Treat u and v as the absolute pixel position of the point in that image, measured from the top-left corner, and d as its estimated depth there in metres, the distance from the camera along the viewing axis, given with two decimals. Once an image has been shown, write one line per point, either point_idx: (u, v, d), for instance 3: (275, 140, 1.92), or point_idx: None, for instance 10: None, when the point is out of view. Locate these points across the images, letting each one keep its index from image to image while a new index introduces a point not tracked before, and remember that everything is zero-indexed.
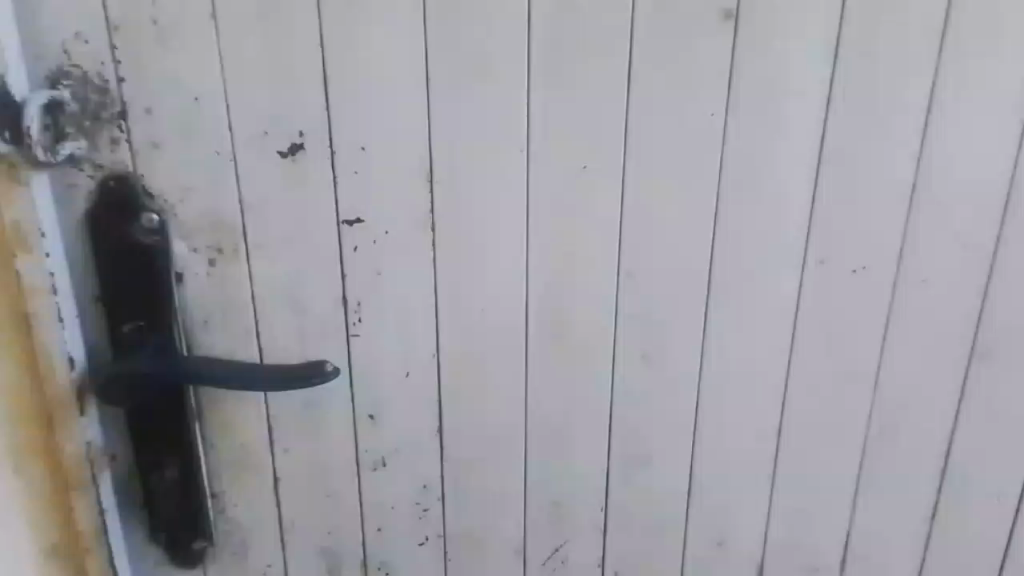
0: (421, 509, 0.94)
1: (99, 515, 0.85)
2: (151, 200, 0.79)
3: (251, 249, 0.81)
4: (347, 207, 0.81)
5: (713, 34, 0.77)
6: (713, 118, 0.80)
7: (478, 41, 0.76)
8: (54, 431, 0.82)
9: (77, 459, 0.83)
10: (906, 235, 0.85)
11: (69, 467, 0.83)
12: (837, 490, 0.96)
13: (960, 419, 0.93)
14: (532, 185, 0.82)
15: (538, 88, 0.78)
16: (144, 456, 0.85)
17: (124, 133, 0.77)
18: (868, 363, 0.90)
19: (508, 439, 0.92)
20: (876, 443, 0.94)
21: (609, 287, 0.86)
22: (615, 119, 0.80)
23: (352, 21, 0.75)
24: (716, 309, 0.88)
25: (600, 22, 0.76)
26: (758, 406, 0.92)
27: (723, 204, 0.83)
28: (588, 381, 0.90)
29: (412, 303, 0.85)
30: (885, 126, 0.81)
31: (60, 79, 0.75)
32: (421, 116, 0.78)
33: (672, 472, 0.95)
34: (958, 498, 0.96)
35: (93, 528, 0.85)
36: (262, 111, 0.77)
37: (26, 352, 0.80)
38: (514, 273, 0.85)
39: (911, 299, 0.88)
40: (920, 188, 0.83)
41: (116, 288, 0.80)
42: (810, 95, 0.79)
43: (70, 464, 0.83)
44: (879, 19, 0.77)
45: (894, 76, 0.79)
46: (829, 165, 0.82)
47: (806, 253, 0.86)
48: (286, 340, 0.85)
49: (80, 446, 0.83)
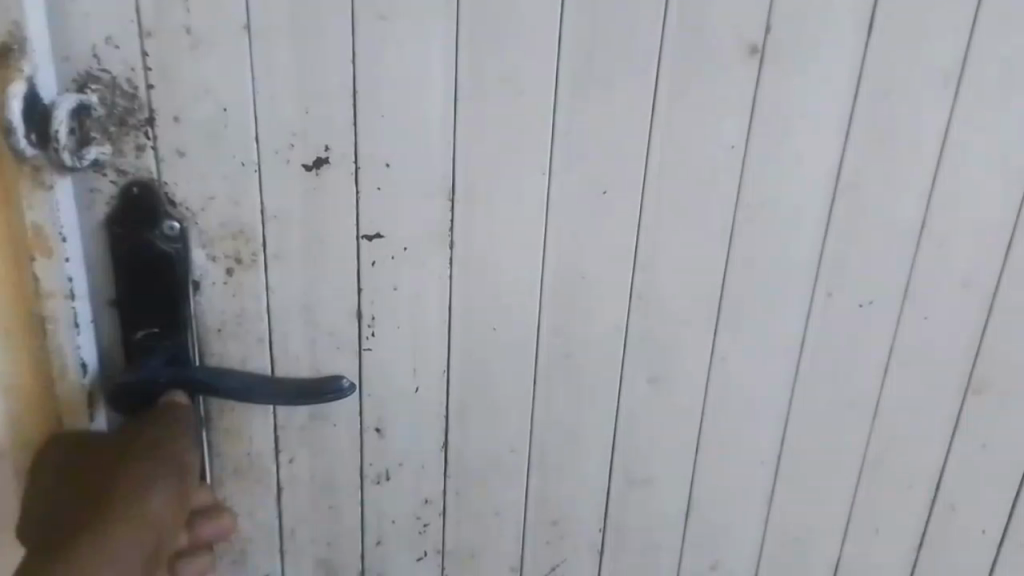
0: (422, 524, 0.94)
1: None
2: (173, 208, 0.78)
3: (270, 259, 0.81)
4: (368, 222, 0.80)
5: (739, 65, 0.77)
6: (733, 150, 0.80)
7: (505, 61, 0.76)
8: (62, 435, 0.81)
9: None
10: (911, 273, 0.85)
11: None
12: (832, 516, 0.97)
13: (951, 451, 0.93)
14: (552, 206, 0.81)
15: (562, 109, 0.78)
16: None
17: (150, 140, 0.76)
18: (868, 395, 0.91)
19: (512, 456, 0.91)
20: (871, 472, 0.94)
21: (621, 310, 0.86)
22: (637, 146, 0.79)
23: (382, 37, 0.74)
24: (724, 337, 0.88)
25: (628, 47, 0.76)
26: (759, 431, 0.92)
27: (738, 233, 0.83)
28: (594, 402, 0.90)
29: (424, 318, 0.85)
30: (899, 164, 0.81)
31: (88, 83, 0.73)
32: (444, 134, 0.78)
33: (671, 496, 0.95)
34: (945, 528, 0.97)
35: None
36: (289, 123, 0.76)
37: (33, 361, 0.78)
38: (528, 292, 0.84)
39: (913, 336, 0.88)
40: (929, 227, 0.83)
41: (133, 294, 0.79)
42: (828, 128, 0.79)
43: None
44: (899, 60, 0.77)
45: (912, 117, 0.79)
46: (841, 200, 0.82)
47: (815, 284, 0.86)
48: (298, 352, 0.85)
49: None
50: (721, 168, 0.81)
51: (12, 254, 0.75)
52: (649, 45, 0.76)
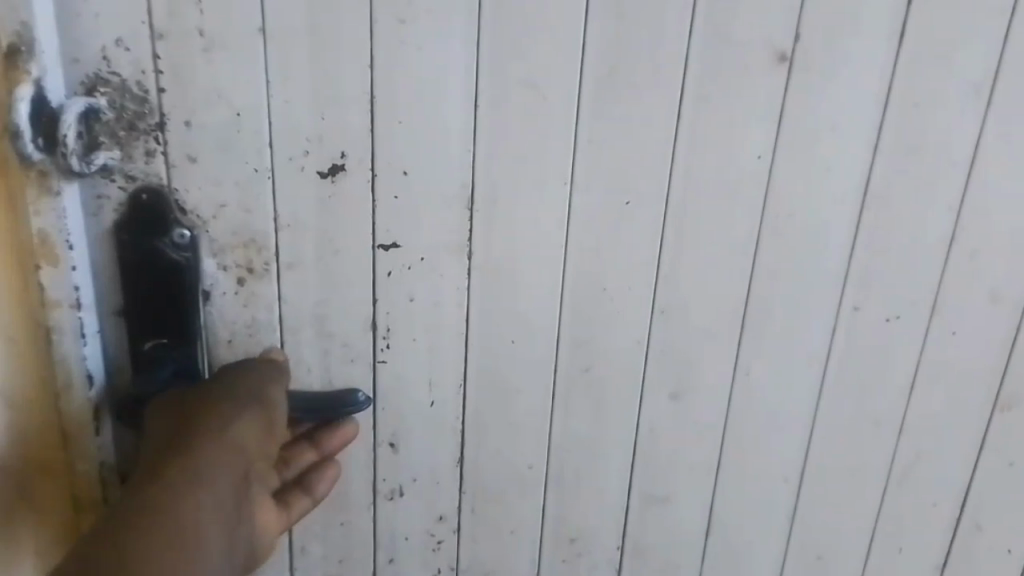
0: (436, 541, 0.92)
1: None
2: (183, 215, 0.76)
3: (284, 269, 0.79)
4: (384, 232, 0.78)
5: (767, 73, 0.74)
6: (760, 160, 0.77)
7: (527, 66, 0.73)
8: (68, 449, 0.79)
9: (89, 477, 0.81)
10: (940, 287, 0.82)
11: (82, 484, 0.81)
12: (855, 535, 0.94)
13: (979, 467, 0.90)
14: (573, 215, 0.79)
15: (584, 116, 0.75)
16: None
17: (160, 145, 0.73)
18: (894, 411, 0.88)
19: (529, 471, 0.89)
20: (895, 491, 0.92)
21: (642, 323, 0.83)
22: (661, 155, 0.77)
23: (400, 41, 0.72)
24: (748, 352, 0.85)
25: (655, 54, 0.73)
26: (783, 448, 0.90)
27: (763, 244, 0.81)
28: (613, 417, 0.87)
29: (440, 330, 0.82)
30: (929, 176, 0.78)
31: (97, 86, 0.71)
32: (464, 141, 0.75)
33: (690, 513, 0.93)
34: (970, 547, 0.95)
35: None
36: (304, 129, 0.74)
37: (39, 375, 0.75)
38: (547, 304, 0.82)
39: (941, 352, 0.85)
40: (958, 240, 0.81)
41: (141, 303, 0.77)
42: (856, 138, 0.77)
43: (82, 481, 0.81)
44: (931, 70, 0.74)
45: (943, 128, 0.76)
46: (870, 211, 0.80)
47: (842, 298, 0.83)
48: (310, 364, 0.83)
49: (92, 464, 0.81)
50: (747, 178, 0.78)
51: (15, 258, 0.72)
52: (675, 52, 0.73)
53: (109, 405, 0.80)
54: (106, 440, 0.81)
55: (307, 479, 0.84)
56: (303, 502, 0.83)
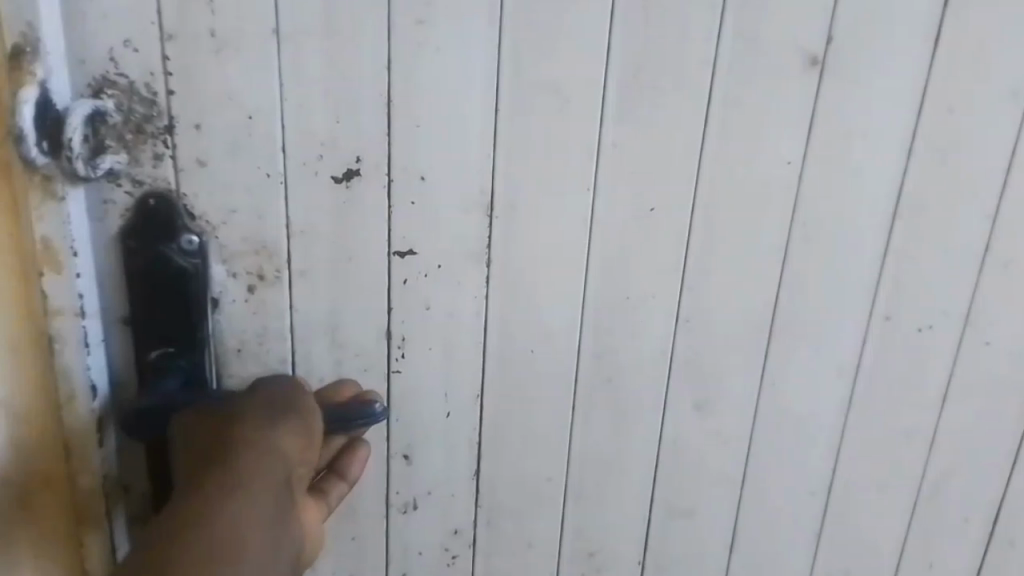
0: (450, 555, 0.90)
1: (110, 553, 0.81)
2: (191, 220, 0.74)
3: (296, 276, 0.76)
4: (400, 238, 0.76)
5: (799, 78, 0.72)
6: (790, 166, 0.75)
7: (550, 69, 0.71)
8: (71, 462, 0.76)
9: (93, 494, 0.78)
10: (975, 295, 0.80)
11: (86, 502, 0.78)
12: (883, 550, 0.92)
13: (1014, 476, 0.88)
14: (595, 221, 0.76)
15: (609, 121, 0.73)
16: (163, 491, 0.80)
17: (169, 149, 0.71)
18: (925, 424, 0.86)
19: (547, 484, 0.87)
20: (926, 505, 0.89)
21: (667, 333, 0.81)
22: (687, 162, 0.74)
23: (419, 43, 0.69)
24: (775, 363, 0.83)
25: (682, 57, 0.71)
26: (811, 462, 0.87)
27: (792, 253, 0.78)
28: (635, 428, 0.85)
29: (457, 338, 0.80)
30: (965, 182, 0.76)
31: (103, 88, 0.69)
32: (483, 146, 0.73)
33: (714, 527, 0.90)
34: (1002, 561, 0.92)
35: (103, 565, 0.80)
36: (318, 132, 0.72)
37: (40, 377, 0.74)
38: (568, 314, 0.80)
39: (974, 363, 0.83)
40: (993, 248, 0.78)
41: (148, 311, 0.75)
42: (890, 144, 0.74)
43: (86, 498, 0.78)
44: (967, 73, 0.72)
45: (979, 131, 0.74)
46: (902, 219, 0.77)
47: (873, 308, 0.81)
48: (322, 374, 0.81)
49: (96, 479, 0.78)
50: (776, 186, 0.76)
51: (18, 264, 0.70)
52: (704, 56, 0.71)
53: (113, 417, 0.78)
54: (110, 454, 0.78)
55: (336, 463, 0.80)
56: (340, 487, 0.80)
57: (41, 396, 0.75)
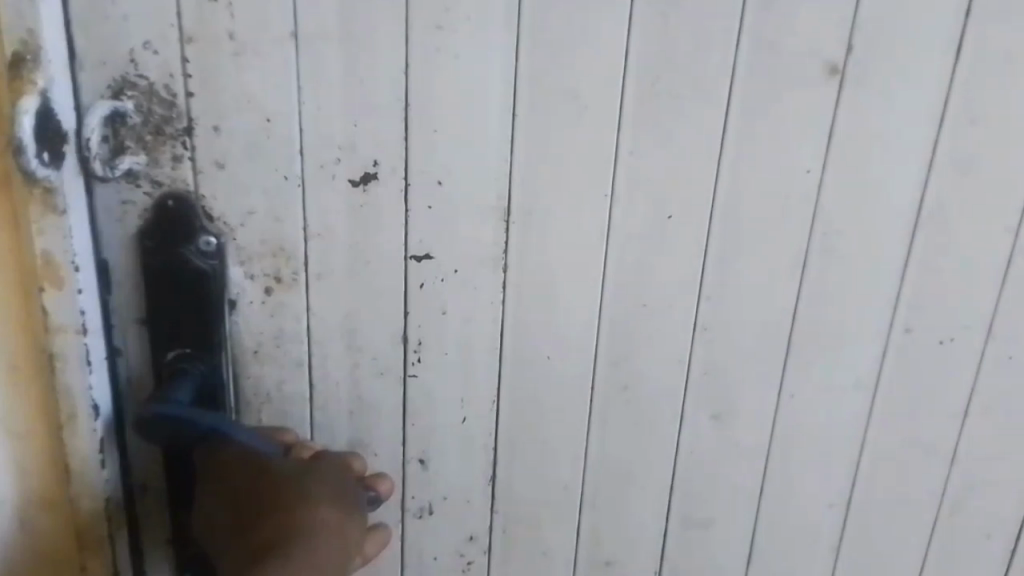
0: (466, 561, 0.90)
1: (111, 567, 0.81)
2: (210, 222, 0.75)
3: (313, 279, 0.77)
4: (417, 242, 0.76)
5: (818, 87, 0.72)
6: (809, 174, 0.75)
7: (569, 76, 0.71)
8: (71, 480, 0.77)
9: (93, 513, 0.78)
10: (997, 307, 0.80)
11: (86, 521, 0.78)
12: (904, 565, 0.91)
13: None
14: (613, 228, 0.76)
15: (627, 129, 0.73)
16: (175, 489, 0.81)
17: (187, 150, 0.72)
18: (946, 437, 0.85)
19: (564, 492, 0.87)
20: (947, 520, 0.89)
21: (685, 342, 0.81)
22: (704, 170, 0.74)
23: (437, 48, 0.70)
24: (794, 373, 0.82)
25: (700, 64, 0.71)
26: (830, 474, 0.87)
27: (811, 264, 0.78)
28: (654, 438, 0.85)
29: (474, 344, 0.80)
30: (986, 193, 0.75)
31: (124, 89, 0.70)
32: (501, 152, 0.73)
33: (732, 539, 0.90)
34: None
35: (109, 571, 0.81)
36: (336, 136, 0.72)
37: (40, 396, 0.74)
38: (586, 322, 0.80)
39: (997, 377, 0.83)
40: (1016, 261, 0.78)
41: (164, 313, 0.76)
42: (910, 154, 0.74)
43: (87, 516, 0.78)
44: (990, 83, 0.71)
45: (1002, 143, 0.74)
46: (923, 231, 0.77)
47: (893, 319, 0.80)
48: (339, 378, 0.81)
49: (97, 497, 0.78)
50: (794, 195, 0.75)
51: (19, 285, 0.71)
52: (722, 63, 0.71)
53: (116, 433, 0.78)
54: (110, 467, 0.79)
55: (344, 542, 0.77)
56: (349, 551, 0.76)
57: (42, 414, 0.75)
